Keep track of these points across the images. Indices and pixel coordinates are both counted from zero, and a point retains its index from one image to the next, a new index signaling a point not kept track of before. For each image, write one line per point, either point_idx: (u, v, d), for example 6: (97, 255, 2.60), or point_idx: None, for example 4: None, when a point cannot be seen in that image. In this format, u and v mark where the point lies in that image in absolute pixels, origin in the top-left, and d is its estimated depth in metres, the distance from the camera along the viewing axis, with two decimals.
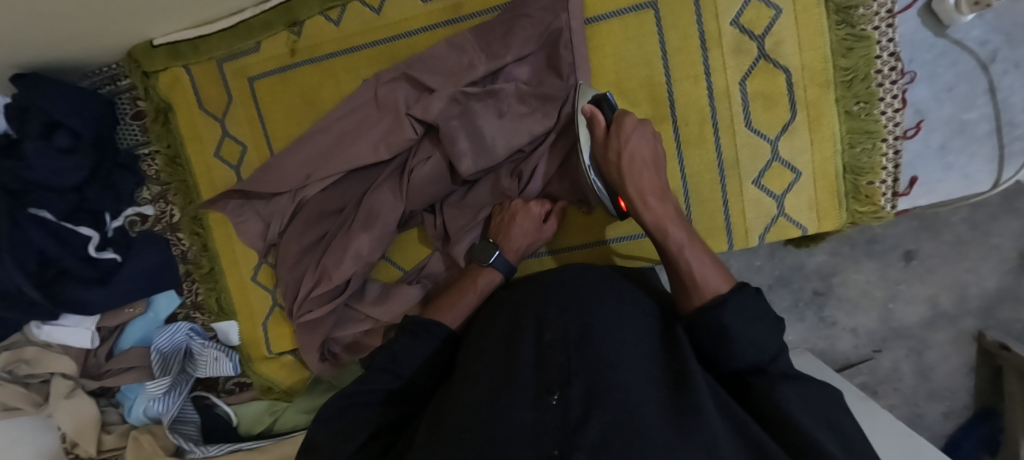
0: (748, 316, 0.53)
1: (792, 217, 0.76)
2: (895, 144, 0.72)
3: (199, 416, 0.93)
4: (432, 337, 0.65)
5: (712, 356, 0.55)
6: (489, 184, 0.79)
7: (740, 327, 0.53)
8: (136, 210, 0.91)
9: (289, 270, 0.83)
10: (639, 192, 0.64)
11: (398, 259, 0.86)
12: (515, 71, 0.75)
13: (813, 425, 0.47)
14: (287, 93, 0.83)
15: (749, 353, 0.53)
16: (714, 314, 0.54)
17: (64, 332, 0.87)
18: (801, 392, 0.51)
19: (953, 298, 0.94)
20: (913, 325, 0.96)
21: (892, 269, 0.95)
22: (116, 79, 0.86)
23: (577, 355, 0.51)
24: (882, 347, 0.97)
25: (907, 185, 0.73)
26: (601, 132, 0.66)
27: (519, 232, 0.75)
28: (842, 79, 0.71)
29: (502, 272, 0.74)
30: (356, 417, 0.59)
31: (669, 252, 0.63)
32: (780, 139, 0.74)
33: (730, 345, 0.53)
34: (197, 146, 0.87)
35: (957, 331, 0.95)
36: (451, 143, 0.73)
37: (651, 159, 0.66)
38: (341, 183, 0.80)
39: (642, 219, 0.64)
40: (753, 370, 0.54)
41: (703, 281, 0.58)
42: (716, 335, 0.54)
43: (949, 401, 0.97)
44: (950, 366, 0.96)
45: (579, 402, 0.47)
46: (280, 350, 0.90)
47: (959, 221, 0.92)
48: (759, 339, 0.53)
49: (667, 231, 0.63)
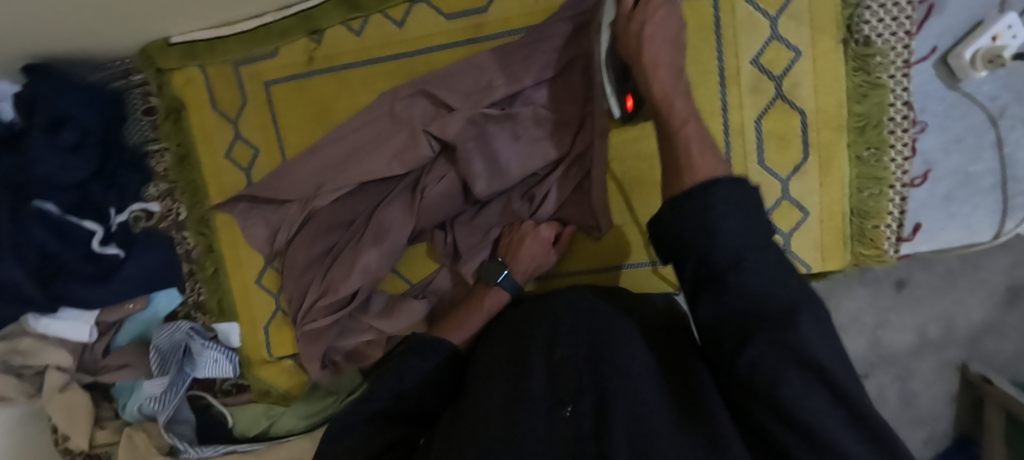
0: (734, 200, 0.47)
1: (797, 255, 0.77)
2: (902, 191, 0.74)
3: (194, 415, 0.93)
4: (435, 356, 0.64)
5: (690, 242, 0.48)
6: (500, 205, 0.79)
7: (723, 211, 0.47)
8: (141, 206, 0.88)
9: (295, 279, 0.82)
10: (654, 58, 0.60)
11: (405, 271, 0.85)
12: (534, 95, 0.76)
13: (794, 394, 0.39)
14: (301, 101, 0.82)
15: (729, 245, 0.46)
16: (702, 194, 0.48)
17: (62, 326, 0.86)
18: (779, 337, 0.41)
19: (939, 329, 0.97)
20: (900, 353, 0.98)
21: (884, 297, 0.98)
22: (128, 74, 0.85)
23: (587, 373, 0.51)
24: (868, 372, 1.00)
25: (911, 231, 0.75)
26: (624, 8, 0.62)
27: (529, 255, 0.76)
28: (854, 125, 0.73)
29: (509, 293, 0.74)
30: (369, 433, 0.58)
31: (669, 130, 0.59)
32: (791, 179, 0.75)
33: (710, 235, 0.47)
34: (205, 146, 0.85)
35: (942, 361, 0.97)
36: (467, 165, 0.73)
37: (674, 37, 0.63)
38: (352, 195, 0.80)
39: (650, 88, 0.61)
40: (728, 264, 0.46)
41: (694, 161, 0.53)
42: (699, 218, 0.48)
43: (930, 428, 1.00)
44: (933, 395, 0.99)
45: (590, 416, 0.47)
46: (280, 355, 0.90)
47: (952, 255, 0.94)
48: (742, 227, 0.46)
49: (672, 104, 0.59)
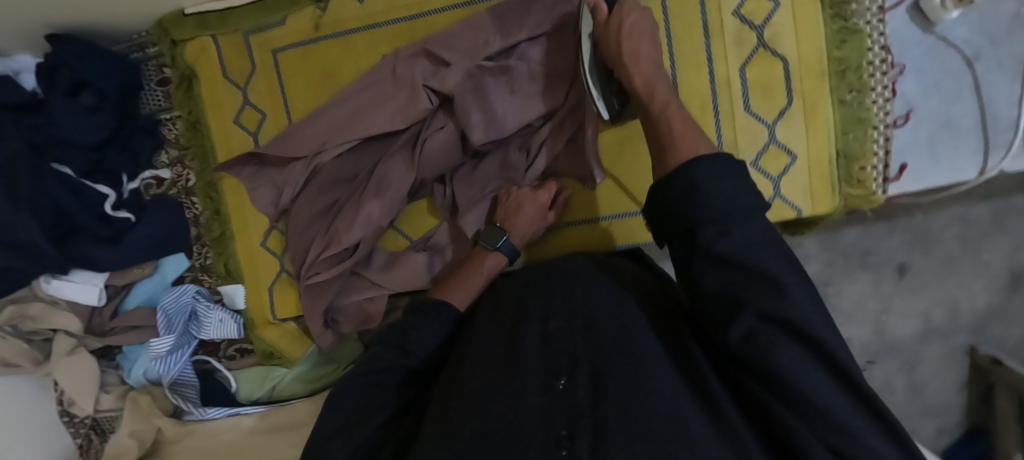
0: (719, 171, 0.48)
1: (787, 199, 0.78)
2: (886, 132, 0.76)
3: (198, 381, 0.93)
4: (439, 317, 0.67)
5: (677, 214, 0.49)
6: (498, 157, 0.81)
7: (710, 181, 0.48)
8: (153, 173, 0.92)
9: (299, 234, 0.85)
10: (632, 52, 0.65)
11: (406, 228, 0.87)
12: (528, 50, 0.79)
13: (788, 359, 0.43)
14: (308, 66, 0.86)
15: (718, 206, 0.47)
16: (685, 167, 0.49)
17: (74, 288, 0.89)
18: (774, 310, 0.44)
19: (944, 313, 1.01)
20: (907, 339, 1.02)
21: (886, 283, 1.02)
22: (144, 47, 0.88)
23: (582, 342, 0.52)
24: (875, 359, 1.04)
25: (896, 171, 0.77)
26: (601, 16, 0.69)
27: (525, 217, 0.77)
28: (835, 69, 0.75)
29: (507, 256, 0.77)
30: (372, 396, 0.60)
31: (651, 115, 0.62)
32: (777, 123, 0.77)
33: (698, 198, 0.48)
34: (216, 113, 0.89)
35: (949, 346, 1.02)
36: (464, 115, 0.76)
37: (649, 33, 0.68)
38: (355, 151, 0.83)
39: (632, 78, 0.65)
40: (718, 218, 0.47)
41: (681, 140, 0.56)
42: (686, 189, 0.49)
43: (941, 417, 1.04)
44: (942, 383, 1.03)
45: (585, 389, 0.49)
46: (285, 316, 0.91)
47: (951, 238, 0.98)
48: (730, 193, 0.47)
49: (654, 90, 0.63)
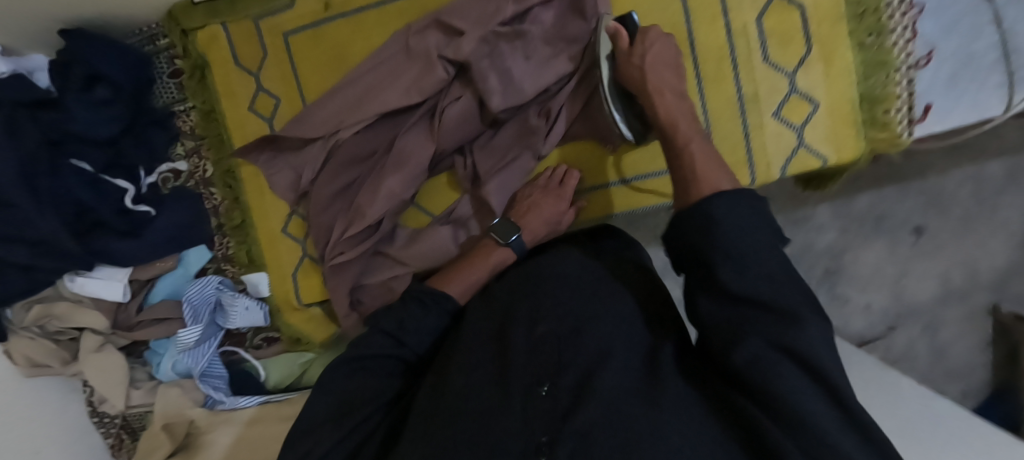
0: (739, 206, 0.50)
1: (811, 147, 0.77)
2: (908, 73, 0.75)
3: (226, 372, 0.93)
4: (439, 309, 0.67)
5: (699, 249, 0.51)
6: (516, 124, 0.81)
7: (726, 215, 0.50)
8: (170, 166, 0.91)
9: (321, 214, 0.85)
10: (656, 83, 0.67)
11: (427, 204, 0.87)
12: (541, 15, 0.78)
13: (786, 387, 0.43)
14: (319, 47, 0.86)
15: (731, 243, 0.49)
16: (704, 202, 0.52)
17: (97, 285, 0.88)
18: (783, 338, 0.44)
19: (964, 274, 1.18)
20: (926, 303, 1.19)
21: (903, 245, 1.18)
22: (155, 38, 0.88)
23: (567, 350, 0.53)
24: (895, 324, 1.20)
25: (922, 112, 0.76)
26: (623, 44, 0.69)
27: (539, 215, 0.80)
28: (853, 13, 0.75)
29: (517, 253, 0.76)
30: (363, 385, 0.59)
31: (675, 146, 0.64)
32: (797, 72, 0.76)
33: (714, 231, 0.50)
34: (230, 101, 0.88)
35: (967, 308, 1.18)
36: (483, 81, 0.76)
37: (671, 63, 0.69)
38: (372, 128, 0.82)
39: (653, 110, 0.67)
40: (729, 258, 0.48)
41: (704, 177, 0.57)
42: (702, 222, 0.51)
43: (965, 380, 1.17)
44: (964, 345, 1.18)
45: (568, 393, 0.50)
46: (309, 301, 0.91)
47: (965, 197, 1.16)
48: (745, 228, 0.49)
49: (676, 124, 0.65)
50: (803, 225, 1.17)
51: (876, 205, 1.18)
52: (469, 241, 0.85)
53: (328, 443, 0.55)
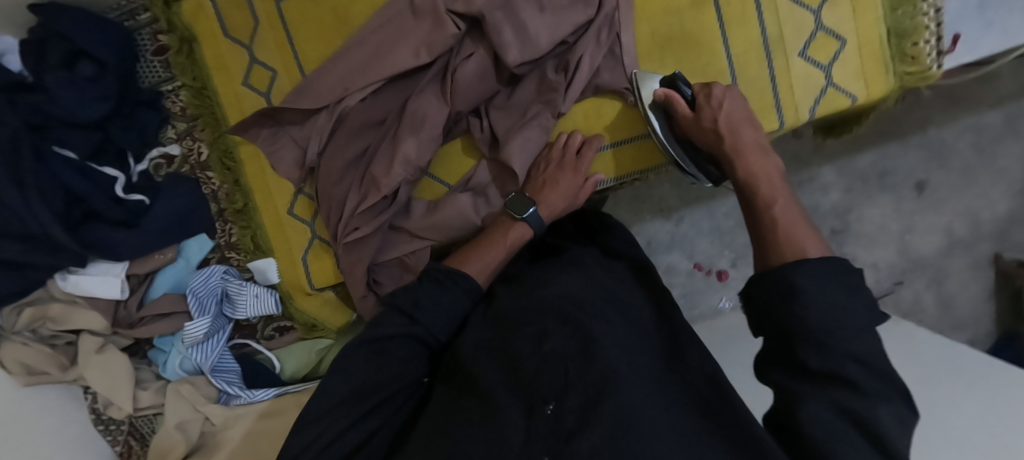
0: (827, 281, 0.47)
1: (840, 86, 0.75)
2: (936, 3, 0.72)
3: (238, 365, 0.87)
4: (455, 288, 0.63)
5: (780, 321, 0.47)
6: (534, 80, 0.77)
7: (813, 290, 0.46)
8: (160, 151, 0.85)
9: (331, 189, 0.79)
10: (733, 145, 0.64)
11: (442, 174, 0.82)
12: None
13: (831, 435, 0.42)
14: (317, 11, 0.80)
15: (817, 326, 0.45)
16: (788, 272, 0.48)
17: (92, 282, 0.82)
18: (852, 406, 0.43)
19: (967, 224, 1.22)
20: (932, 255, 1.23)
21: (907, 200, 1.21)
22: (135, 13, 0.81)
23: (576, 367, 0.53)
24: (903, 279, 1.23)
25: (950, 43, 0.74)
26: (685, 110, 0.69)
27: (558, 192, 0.75)
28: None
29: (533, 228, 0.74)
30: (377, 373, 0.55)
31: (755, 205, 0.59)
32: (823, 8, 0.73)
33: (797, 303, 0.46)
34: (223, 76, 0.83)
35: (974, 258, 1.23)
36: (496, 34, 0.71)
37: (745, 117, 0.67)
38: (381, 93, 0.77)
39: (734, 171, 0.63)
40: (817, 342, 0.45)
41: (792, 239, 0.53)
42: (785, 293, 0.47)
43: (971, 330, 1.24)
44: (970, 294, 1.24)
45: (573, 415, 0.50)
46: (322, 285, 0.85)
47: (965, 148, 1.20)
48: (833, 303, 0.45)
49: (759, 185, 0.61)
50: (809, 186, 1.19)
51: (879, 162, 1.20)
52: (491, 213, 0.80)
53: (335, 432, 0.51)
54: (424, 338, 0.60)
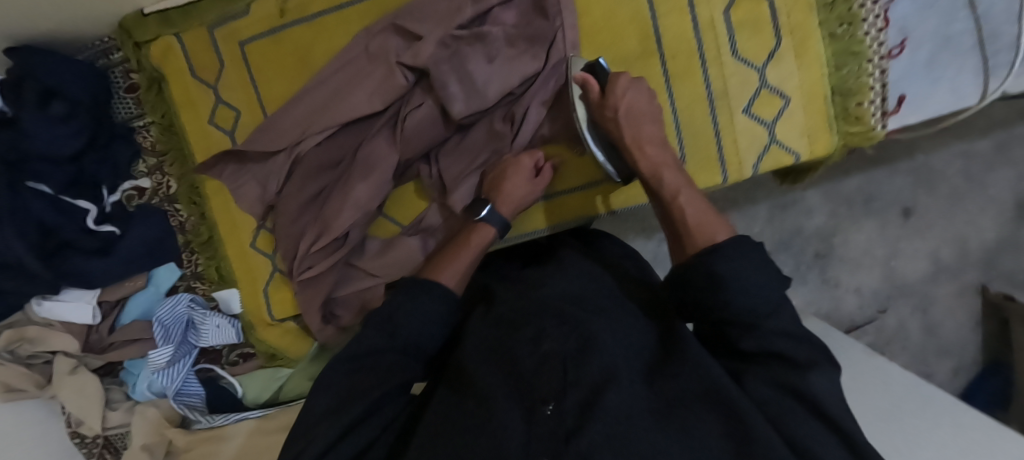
0: (744, 263, 0.52)
1: (783, 143, 0.76)
2: (881, 64, 0.72)
3: (202, 389, 0.92)
4: (430, 297, 0.63)
5: (709, 306, 0.54)
6: (483, 128, 0.78)
7: (734, 277, 0.52)
8: (132, 183, 0.88)
9: (287, 228, 0.81)
10: (635, 137, 0.68)
11: (396, 214, 0.84)
12: (502, 15, 0.76)
13: (781, 409, 0.48)
14: (278, 53, 0.82)
15: (741, 311, 0.51)
16: (707, 261, 0.54)
17: (65, 308, 0.87)
18: (785, 378, 0.49)
19: (952, 251, 1.20)
20: (916, 281, 1.21)
21: (894, 225, 1.20)
22: (108, 52, 0.85)
23: (572, 368, 0.52)
24: (887, 305, 1.22)
25: (895, 104, 0.73)
26: (595, 96, 0.70)
27: (516, 187, 0.74)
28: (822, 2, 0.72)
29: (496, 227, 0.74)
30: (359, 384, 0.55)
31: (664, 197, 0.66)
32: (767, 66, 0.74)
33: (722, 292, 0.52)
34: (190, 113, 0.85)
35: (960, 284, 1.21)
36: (442, 88, 0.73)
37: (648, 111, 0.70)
38: (336, 137, 0.79)
39: (637, 164, 0.69)
40: (747, 323, 0.51)
41: (697, 229, 0.60)
42: (709, 281, 0.53)
43: (956, 358, 1.22)
44: (957, 320, 1.22)
45: (573, 414, 0.49)
46: (283, 316, 0.89)
47: (954, 174, 1.17)
48: (756, 287, 0.51)
49: (660, 176, 0.66)
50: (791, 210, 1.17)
51: (864, 185, 1.18)
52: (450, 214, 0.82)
53: (321, 444, 0.50)
54: (409, 351, 0.60)
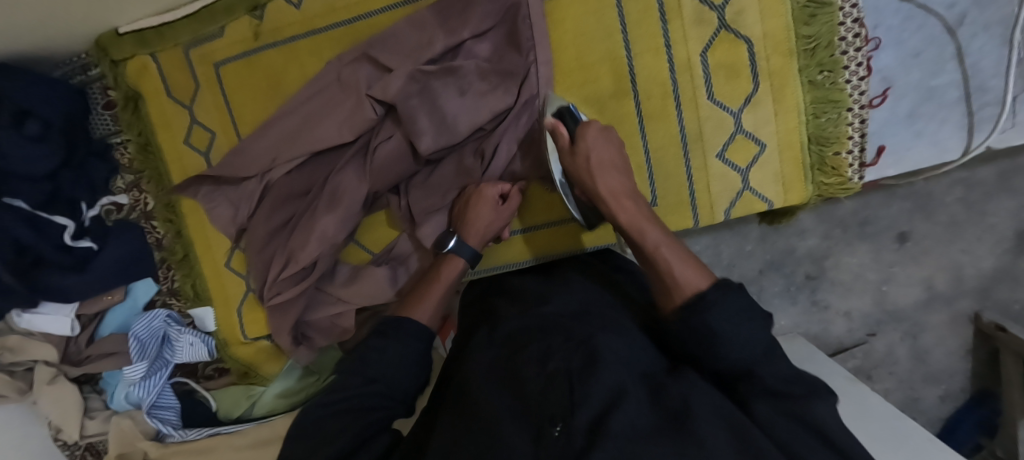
0: (734, 314, 0.48)
1: (757, 190, 0.74)
2: (861, 113, 0.71)
3: (177, 401, 0.95)
4: (399, 336, 0.61)
5: (699, 357, 0.50)
6: (453, 162, 0.77)
7: (727, 323, 0.48)
8: (110, 199, 0.89)
9: (257, 254, 0.82)
10: (609, 189, 0.63)
11: (366, 241, 0.85)
12: (475, 48, 0.73)
13: (788, 436, 0.43)
14: (252, 78, 0.81)
15: (735, 358, 0.48)
16: (698, 313, 0.50)
17: (45, 320, 0.88)
18: (790, 406, 0.45)
19: (947, 279, 0.99)
20: (907, 308, 1.01)
21: (887, 252, 0.99)
22: (86, 69, 0.85)
23: (579, 383, 0.47)
24: (876, 330, 1.02)
25: (875, 155, 0.73)
26: (564, 143, 0.66)
27: (480, 217, 0.73)
28: (804, 48, 0.70)
29: (467, 260, 0.72)
30: (340, 423, 0.53)
31: (646, 254, 0.59)
32: (743, 111, 0.72)
33: (718, 345, 0.48)
34: (166, 133, 0.85)
35: (953, 313, 1.01)
36: (411, 122, 0.72)
37: (619, 161, 0.65)
38: (307, 166, 0.79)
39: (617, 217, 0.62)
40: (742, 373, 0.48)
41: (683, 281, 0.53)
42: (704, 335, 0.49)
43: (946, 385, 1.03)
44: (948, 349, 1.02)
45: (584, 433, 0.42)
46: (255, 336, 0.90)
47: (954, 201, 0.96)
48: (749, 331, 0.48)
49: (642, 231, 0.60)
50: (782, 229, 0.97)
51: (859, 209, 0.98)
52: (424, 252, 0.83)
53: None
54: (387, 392, 0.57)
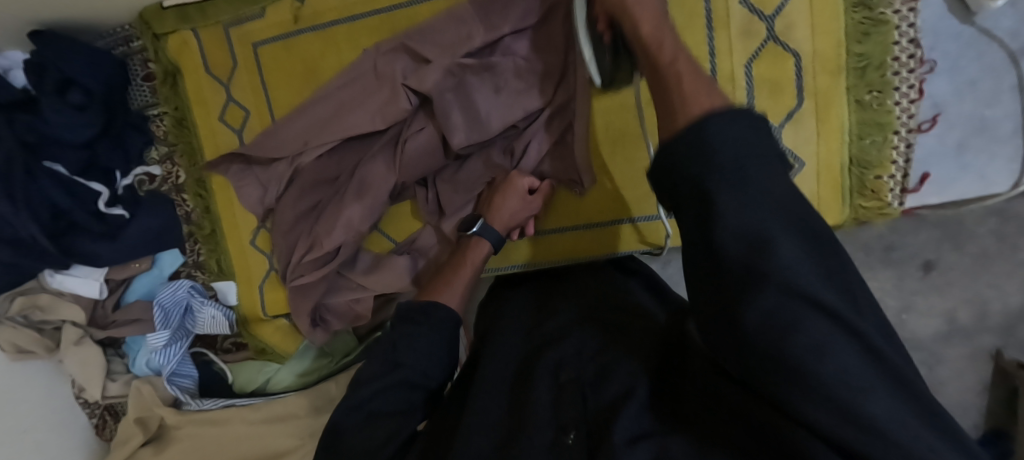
0: (734, 124, 0.39)
1: None
2: (908, 137, 0.69)
3: (195, 371, 0.97)
4: (430, 323, 0.60)
5: (686, 175, 0.40)
6: (481, 159, 0.76)
7: (719, 137, 0.39)
8: (144, 169, 0.92)
9: (283, 235, 0.83)
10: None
11: (390, 230, 0.85)
12: (514, 45, 0.72)
13: (781, 324, 0.33)
14: (287, 60, 0.82)
15: (729, 167, 0.38)
16: (698, 123, 0.40)
17: (76, 282, 0.91)
18: (782, 278, 0.33)
19: (972, 315, 0.77)
20: (925, 339, 0.79)
21: (909, 280, 0.78)
22: (128, 40, 0.87)
23: (592, 392, 0.51)
24: None
25: (917, 181, 0.71)
26: None
27: (505, 204, 0.72)
28: (854, 66, 0.67)
29: (493, 244, 0.72)
30: (382, 428, 0.53)
31: (656, 63, 0.52)
32: (785, 127, 0.70)
33: (708, 153, 0.38)
34: (201, 109, 0.87)
35: (973, 349, 0.77)
36: (444, 117, 0.71)
37: None
38: (338, 151, 0.78)
39: (637, 28, 0.54)
40: (731, 180, 0.37)
41: (690, 96, 0.45)
42: (694, 147, 0.39)
43: None
44: (967, 389, 0.78)
45: (593, 436, 0.46)
46: (275, 313, 0.92)
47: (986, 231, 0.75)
48: (741, 149, 0.38)
49: (661, 42, 0.52)
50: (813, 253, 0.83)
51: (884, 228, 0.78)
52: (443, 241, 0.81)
53: None
54: (415, 381, 0.57)
